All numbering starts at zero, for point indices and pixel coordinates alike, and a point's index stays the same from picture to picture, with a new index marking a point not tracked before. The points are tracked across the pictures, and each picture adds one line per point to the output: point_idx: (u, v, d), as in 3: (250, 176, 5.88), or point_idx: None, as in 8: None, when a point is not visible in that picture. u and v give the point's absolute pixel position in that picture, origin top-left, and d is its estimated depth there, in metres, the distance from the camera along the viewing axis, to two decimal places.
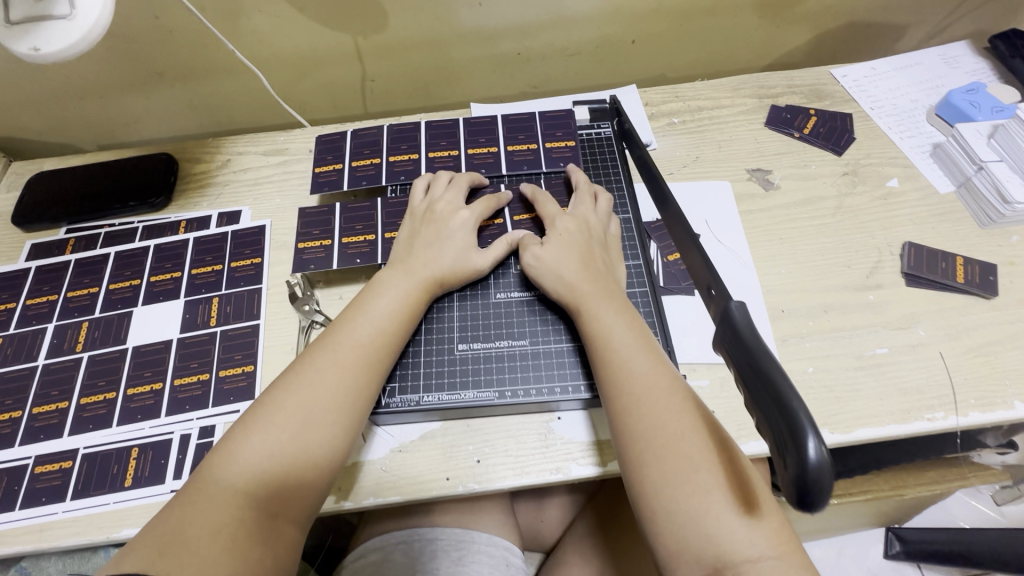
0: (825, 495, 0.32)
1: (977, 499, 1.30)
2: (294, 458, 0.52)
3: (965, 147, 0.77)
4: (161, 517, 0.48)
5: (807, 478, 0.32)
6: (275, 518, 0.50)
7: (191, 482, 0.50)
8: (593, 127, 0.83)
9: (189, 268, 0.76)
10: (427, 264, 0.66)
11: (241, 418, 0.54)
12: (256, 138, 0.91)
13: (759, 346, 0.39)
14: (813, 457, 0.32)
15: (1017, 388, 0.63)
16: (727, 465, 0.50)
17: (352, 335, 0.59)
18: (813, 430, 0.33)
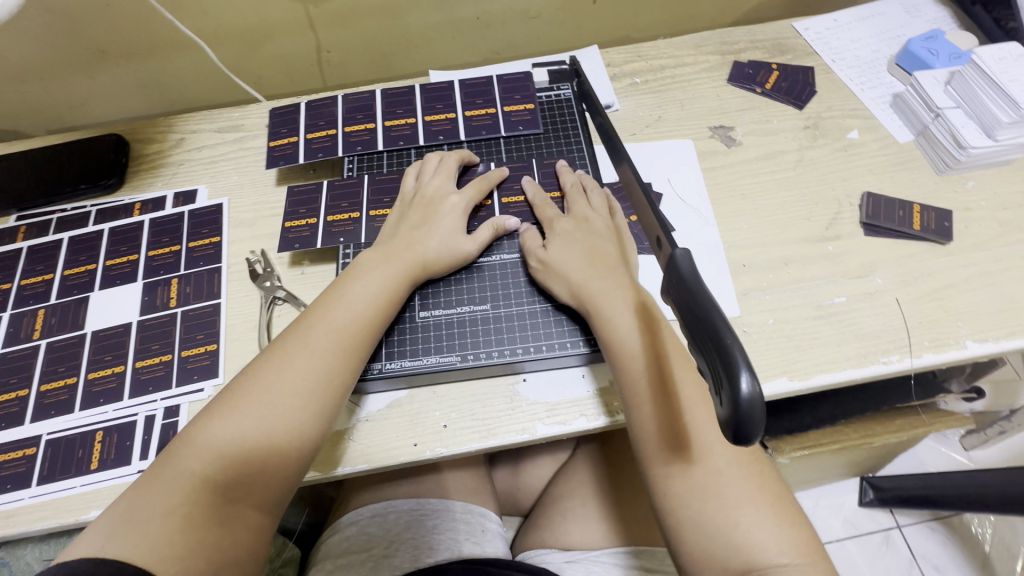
0: (758, 430, 0.33)
1: (948, 445, 1.35)
2: (256, 444, 0.52)
3: (922, 95, 0.77)
4: (124, 496, 0.48)
5: (740, 413, 0.33)
6: (236, 503, 0.50)
7: (160, 459, 0.51)
8: (553, 89, 0.82)
9: (146, 250, 0.75)
10: (415, 250, 0.64)
11: (210, 405, 0.54)
12: (210, 115, 0.88)
13: (700, 287, 0.39)
14: (746, 392, 0.33)
15: (969, 329, 0.64)
16: (748, 468, 0.52)
17: (323, 324, 0.58)
18: (747, 366, 0.34)
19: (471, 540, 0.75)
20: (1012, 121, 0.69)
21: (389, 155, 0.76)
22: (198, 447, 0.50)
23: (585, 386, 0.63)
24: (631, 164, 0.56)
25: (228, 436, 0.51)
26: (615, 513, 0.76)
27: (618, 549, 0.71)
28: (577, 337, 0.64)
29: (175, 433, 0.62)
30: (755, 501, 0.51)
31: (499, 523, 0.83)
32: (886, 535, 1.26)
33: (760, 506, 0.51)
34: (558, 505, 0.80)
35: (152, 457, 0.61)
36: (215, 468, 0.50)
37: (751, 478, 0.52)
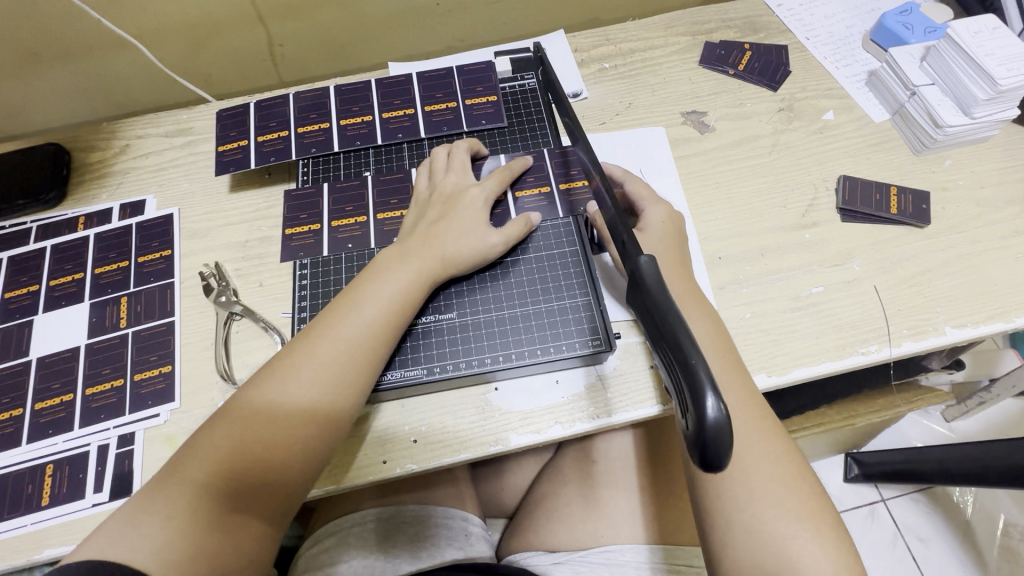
0: (727, 456, 0.31)
1: (929, 417, 1.32)
2: (258, 459, 0.50)
3: (897, 73, 0.74)
4: (130, 504, 0.48)
5: (707, 439, 0.31)
6: (240, 513, 0.49)
7: (172, 461, 0.50)
8: (517, 79, 0.78)
9: (93, 267, 0.71)
10: (437, 247, 0.60)
11: (215, 417, 0.52)
12: (157, 118, 0.83)
13: (665, 299, 0.36)
14: (712, 416, 0.31)
15: (948, 315, 0.63)
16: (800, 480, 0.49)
17: (333, 334, 0.54)
18: (713, 386, 0.31)
19: (454, 546, 0.74)
20: (988, 98, 0.67)
21: (347, 156, 0.73)
22: (204, 455, 0.49)
23: (559, 392, 0.61)
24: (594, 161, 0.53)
25: (233, 446, 0.49)
26: (601, 509, 0.71)
27: (605, 548, 0.67)
28: (549, 343, 0.61)
29: (131, 463, 0.59)
30: (808, 516, 0.47)
31: (483, 527, 0.81)
32: (871, 509, 1.26)
33: (816, 522, 0.47)
34: (543, 506, 0.76)
35: (106, 489, 0.58)
36: (218, 477, 0.49)
37: (804, 493, 0.48)
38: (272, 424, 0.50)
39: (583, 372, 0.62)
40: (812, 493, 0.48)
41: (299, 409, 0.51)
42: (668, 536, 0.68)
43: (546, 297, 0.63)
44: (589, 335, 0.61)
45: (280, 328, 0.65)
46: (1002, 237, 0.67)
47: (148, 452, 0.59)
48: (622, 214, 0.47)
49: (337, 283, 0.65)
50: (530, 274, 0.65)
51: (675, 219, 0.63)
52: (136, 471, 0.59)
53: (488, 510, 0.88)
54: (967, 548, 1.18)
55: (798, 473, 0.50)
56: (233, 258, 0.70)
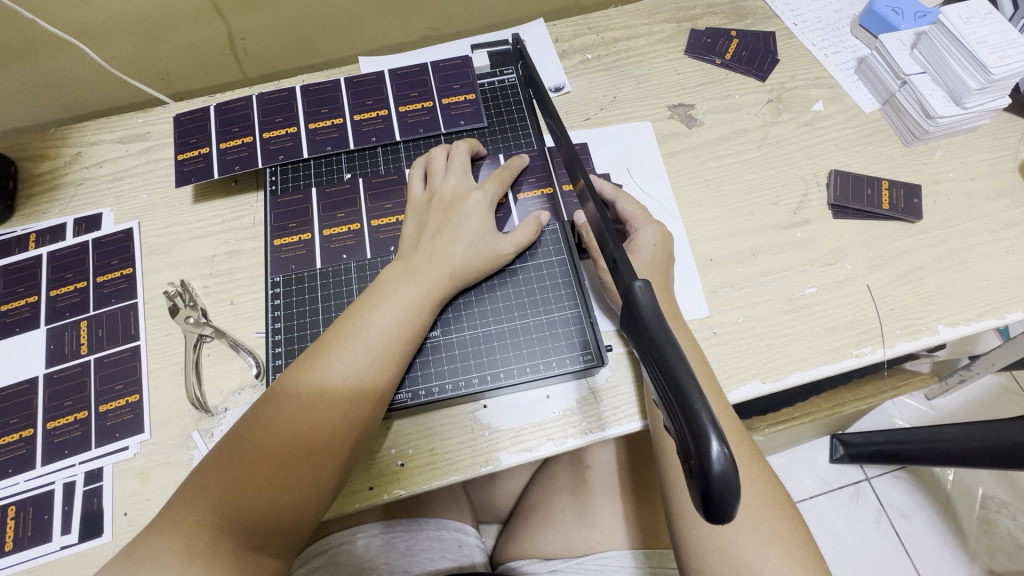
0: (733, 505, 0.30)
1: (911, 396, 1.28)
2: (275, 486, 0.47)
3: (888, 61, 0.72)
4: (136, 541, 0.45)
5: (713, 488, 0.29)
6: (256, 546, 0.46)
7: (176, 498, 0.47)
8: (496, 74, 0.74)
9: (47, 290, 0.66)
10: (436, 256, 0.57)
11: (227, 443, 0.49)
12: (110, 122, 0.76)
13: (663, 333, 0.35)
14: (716, 464, 0.29)
15: (940, 313, 0.62)
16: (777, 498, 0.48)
17: (346, 360, 0.51)
18: (716, 431, 0.30)
19: (447, 558, 0.68)
20: (981, 87, 0.65)
21: (317, 162, 0.68)
22: (213, 491, 0.46)
23: (550, 407, 0.59)
24: (580, 167, 0.50)
25: (246, 481, 0.47)
26: (594, 515, 0.69)
27: (601, 556, 0.65)
28: (538, 359, 0.59)
29: (99, 501, 0.56)
30: (785, 536, 0.46)
31: (477, 536, 0.75)
32: (856, 489, 1.19)
33: (788, 545, 0.46)
34: (536, 513, 0.74)
35: (74, 531, 0.54)
36: (233, 513, 0.46)
37: (782, 512, 0.48)
38: (288, 454, 0.48)
39: (574, 385, 0.59)
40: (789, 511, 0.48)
41: (316, 437, 0.49)
42: (660, 542, 0.66)
43: (534, 310, 0.61)
44: (579, 349, 0.59)
45: (254, 349, 0.62)
46: (992, 231, 0.66)
47: (118, 488, 0.56)
48: (610, 223, 0.45)
49: (312, 303, 0.61)
50: (517, 288, 0.62)
51: (666, 240, 0.61)
52: (105, 510, 0.55)
53: (479, 517, 0.84)
54: (948, 525, 1.14)
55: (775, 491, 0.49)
56: (200, 275, 0.66)
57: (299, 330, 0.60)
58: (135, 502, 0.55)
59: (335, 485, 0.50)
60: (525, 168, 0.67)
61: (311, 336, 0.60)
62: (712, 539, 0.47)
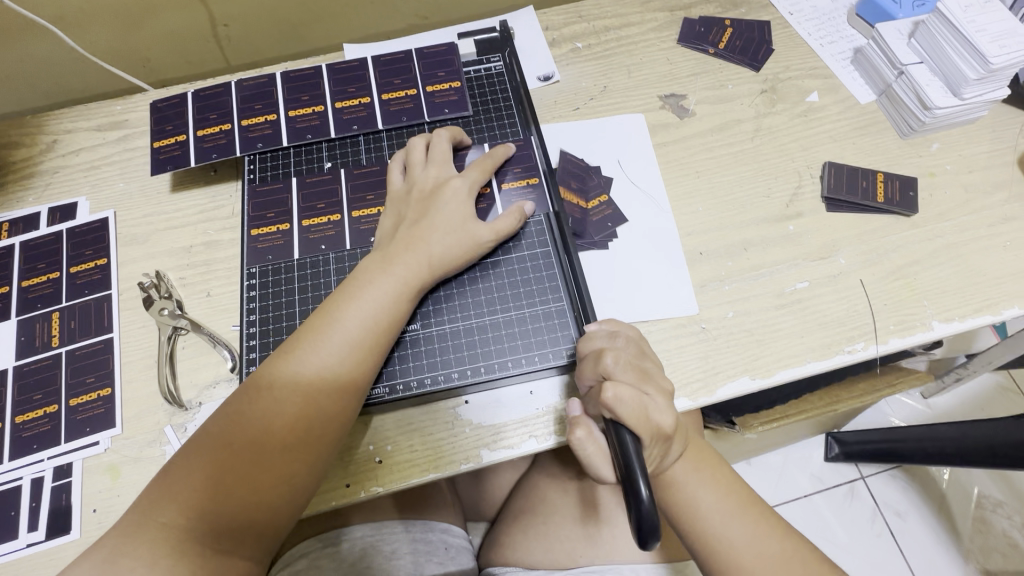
0: (655, 533, 0.40)
1: (908, 395, 1.26)
2: (248, 488, 0.46)
3: (885, 51, 0.70)
4: (101, 543, 0.43)
5: (640, 518, 0.40)
6: (228, 550, 0.44)
7: (144, 499, 0.45)
8: (483, 62, 0.72)
9: (19, 280, 0.64)
10: (414, 246, 0.55)
11: (197, 440, 0.48)
12: (87, 109, 0.74)
13: None
14: (642, 500, 0.40)
15: (935, 308, 0.61)
16: (748, 510, 0.51)
17: (323, 353, 0.50)
18: (644, 478, 0.41)
19: (434, 563, 0.66)
20: (979, 78, 0.64)
21: (296, 151, 0.67)
22: (183, 492, 0.44)
23: (534, 404, 0.57)
24: (562, 217, 0.61)
25: (218, 479, 0.45)
26: (580, 528, 0.68)
27: (587, 570, 0.63)
28: (521, 353, 0.57)
29: (68, 498, 0.54)
30: (761, 542, 0.50)
31: (464, 538, 0.74)
32: (850, 487, 1.17)
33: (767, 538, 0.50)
34: (520, 521, 0.72)
35: (42, 528, 0.53)
36: (205, 515, 0.44)
37: (754, 518, 0.51)
38: (263, 452, 0.47)
39: (558, 380, 0.58)
40: (760, 515, 0.51)
41: (293, 434, 0.47)
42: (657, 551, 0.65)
43: (517, 303, 0.59)
44: (563, 343, 0.58)
45: (230, 342, 0.60)
46: (989, 225, 0.65)
47: (87, 485, 0.54)
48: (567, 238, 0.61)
49: (289, 295, 0.60)
50: (500, 279, 0.60)
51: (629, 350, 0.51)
52: (74, 506, 0.53)
53: (465, 516, 0.82)
54: (944, 525, 1.12)
55: (744, 501, 0.52)
56: (176, 266, 0.64)
57: (275, 322, 0.58)
58: (104, 499, 0.54)
59: (312, 484, 0.49)
60: (509, 158, 0.65)
61: (288, 328, 0.58)
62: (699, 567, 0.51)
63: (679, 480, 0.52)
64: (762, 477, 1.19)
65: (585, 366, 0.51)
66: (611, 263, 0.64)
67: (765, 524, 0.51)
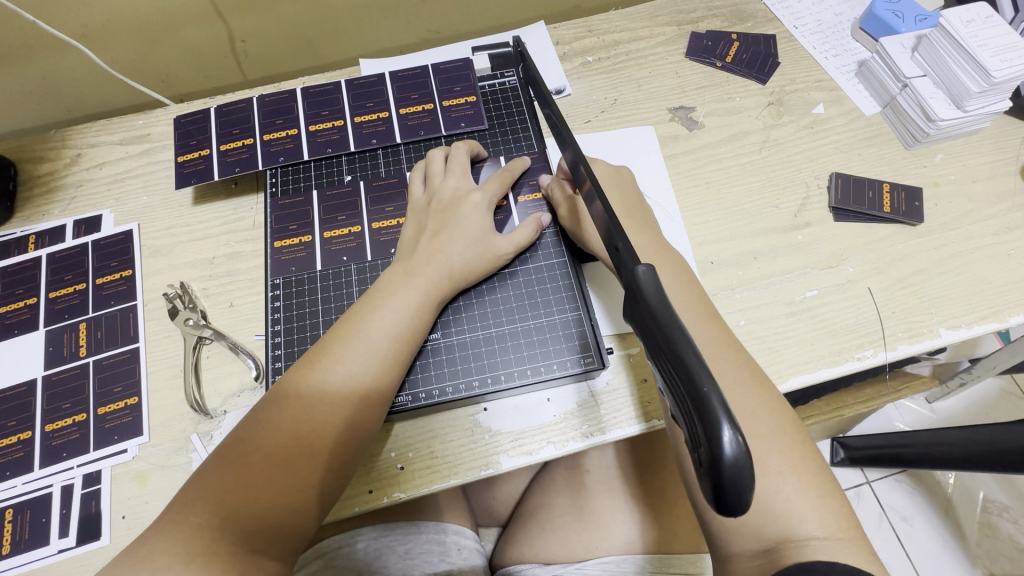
0: (746, 494, 0.29)
1: (912, 398, 1.27)
2: (279, 491, 0.47)
3: (888, 65, 0.72)
4: (136, 544, 0.44)
5: (724, 476, 0.29)
6: (259, 551, 0.45)
7: (178, 500, 0.46)
8: (497, 77, 0.74)
9: (47, 291, 0.66)
10: (437, 259, 0.57)
11: (229, 446, 0.49)
12: (110, 124, 0.76)
13: (666, 313, 0.34)
14: (728, 451, 0.28)
15: (942, 316, 0.62)
16: (824, 489, 0.45)
17: (349, 361, 0.51)
18: (728, 417, 0.29)
19: (446, 562, 0.68)
20: (982, 90, 0.65)
21: (317, 164, 0.68)
22: (216, 494, 0.46)
23: (551, 411, 0.58)
24: (586, 166, 0.48)
25: (250, 483, 0.47)
26: (593, 520, 0.69)
27: (600, 560, 0.65)
28: (538, 363, 0.59)
29: (97, 505, 0.55)
30: (827, 527, 0.43)
31: (475, 537, 0.75)
32: (856, 492, 1.19)
33: (803, 473, 0.45)
34: (535, 517, 0.73)
35: (72, 534, 0.54)
36: (237, 515, 0.45)
37: (827, 507, 0.44)
38: (291, 456, 0.48)
39: (574, 389, 0.59)
40: (835, 504, 0.44)
41: (320, 439, 0.49)
42: (672, 545, 0.66)
43: (534, 313, 0.61)
44: (579, 352, 0.59)
45: (253, 351, 0.61)
46: (993, 233, 0.66)
47: (116, 492, 0.56)
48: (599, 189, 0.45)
49: (312, 305, 0.61)
50: (517, 289, 0.62)
51: None
52: (103, 513, 0.55)
53: (479, 520, 0.83)
54: (950, 528, 1.13)
55: (822, 481, 0.45)
56: (199, 277, 0.66)
57: (298, 333, 0.60)
58: (133, 506, 0.55)
59: (338, 488, 0.50)
60: (525, 171, 0.67)
61: (311, 338, 0.60)
62: (747, 533, 0.44)
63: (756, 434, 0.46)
64: None
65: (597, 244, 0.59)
66: None
67: (841, 516, 0.44)
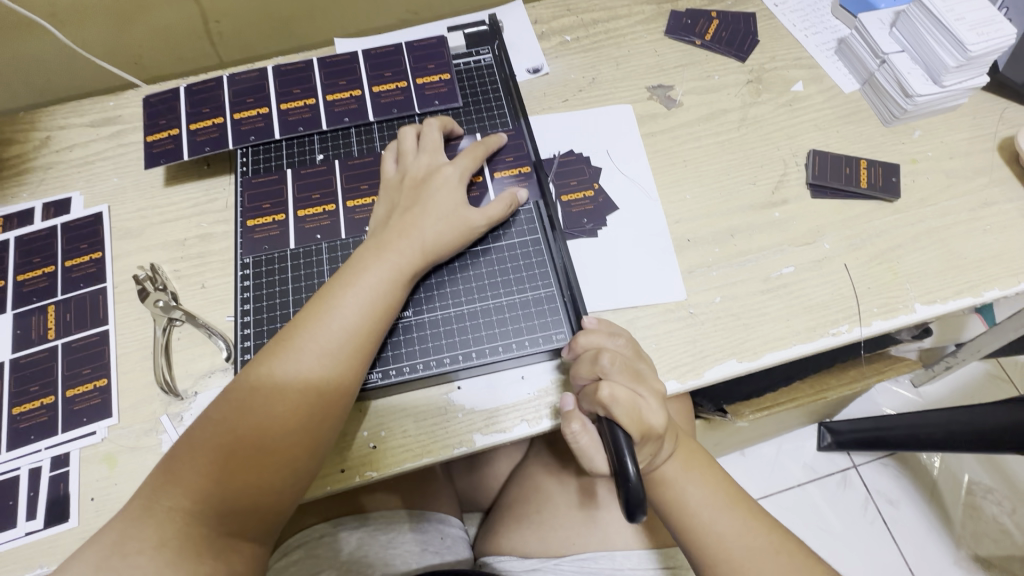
0: None
1: (899, 384, 1.28)
2: (251, 470, 0.47)
3: (867, 40, 0.71)
4: (107, 525, 0.44)
5: None
6: (232, 534, 0.46)
7: (149, 483, 0.46)
8: (472, 54, 0.73)
9: (15, 274, 0.65)
10: (406, 234, 0.56)
11: (200, 426, 0.48)
12: (80, 105, 0.75)
13: None
14: None
15: (918, 291, 0.62)
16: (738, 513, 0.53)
17: (320, 339, 0.50)
18: None
19: (430, 552, 0.67)
20: (958, 65, 0.65)
21: (289, 143, 0.67)
22: (187, 477, 0.46)
23: (525, 388, 0.58)
24: None
25: (221, 466, 0.46)
26: (574, 512, 0.68)
27: (580, 556, 0.64)
28: (511, 339, 0.58)
29: (66, 487, 0.54)
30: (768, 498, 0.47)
31: (462, 530, 0.75)
32: (843, 476, 1.19)
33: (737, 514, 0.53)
34: (515, 510, 0.72)
35: (40, 517, 0.53)
36: (209, 497, 0.45)
37: None
38: (264, 437, 0.47)
39: (548, 365, 0.59)
40: None
41: (293, 419, 0.48)
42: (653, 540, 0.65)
43: (508, 290, 0.60)
44: (552, 327, 0.59)
45: (225, 332, 0.61)
46: (970, 209, 0.66)
47: (84, 474, 0.55)
48: None
49: (283, 285, 0.60)
50: (491, 266, 0.61)
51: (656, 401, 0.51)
52: (72, 495, 0.54)
53: (464, 506, 0.83)
54: (935, 510, 1.14)
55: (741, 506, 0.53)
56: (170, 258, 0.65)
57: (269, 312, 0.59)
58: (102, 488, 0.54)
59: (314, 468, 0.50)
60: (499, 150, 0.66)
61: (282, 317, 0.59)
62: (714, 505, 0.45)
63: (670, 479, 0.54)
64: (755, 467, 1.20)
65: (580, 366, 0.52)
66: (602, 250, 0.65)
67: None
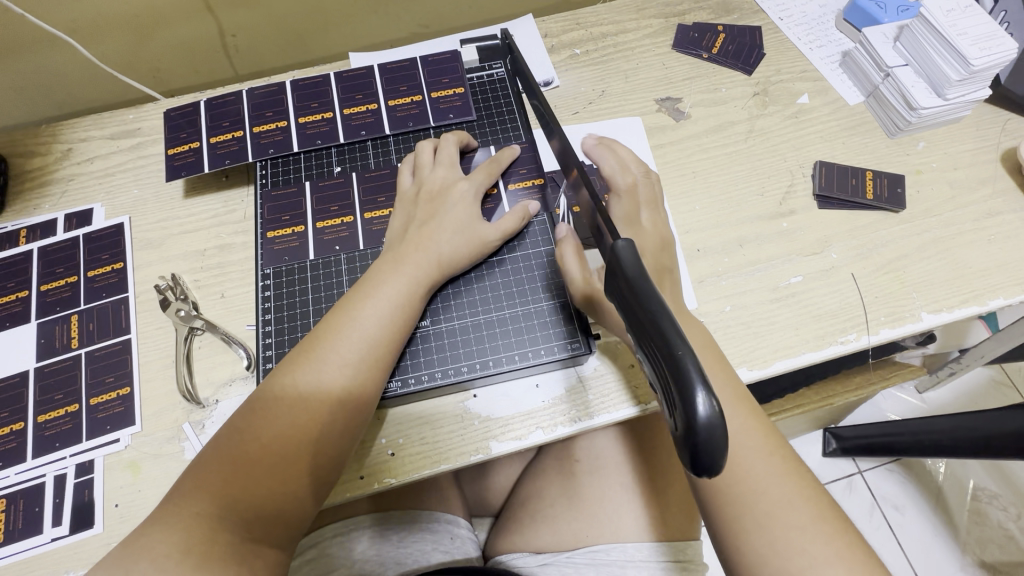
0: (720, 457, 0.30)
1: (903, 390, 1.29)
2: (275, 476, 0.47)
3: (872, 54, 0.73)
4: (133, 534, 0.45)
5: (699, 438, 0.30)
6: (257, 540, 0.46)
7: (174, 493, 0.47)
8: (485, 69, 0.75)
9: (38, 284, 0.66)
10: (424, 246, 0.58)
11: (225, 434, 0.49)
12: (100, 118, 0.76)
13: (646, 288, 0.35)
14: (702, 414, 0.30)
15: (924, 300, 0.63)
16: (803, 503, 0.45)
17: (342, 351, 0.52)
18: (703, 384, 0.31)
19: (440, 551, 0.68)
20: (961, 79, 0.67)
21: (307, 156, 0.69)
22: (211, 485, 0.46)
23: (539, 396, 0.59)
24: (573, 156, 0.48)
25: (245, 472, 0.47)
26: (585, 507, 0.69)
27: (591, 548, 0.65)
28: (526, 347, 0.60)
29: (91, 493, 0.56)
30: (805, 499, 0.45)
31: (469, 527, 0.76)
32: (849, 482, 1.20)
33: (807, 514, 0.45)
34: (527, 507, 0.74)
35: (65, 523, 0.54)
36: (233, 504, 0.46)
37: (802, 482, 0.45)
38: (287, 443, 0.48)
39: (562, 374, 0.60)
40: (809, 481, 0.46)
41: (314, 426, 0.49)
42: (666, 534, 0.66)
43: (523, 299, 0.62)
44: (566, 337, 0.60)
45: (245, 341, 0.62)
46: (974, 219, 0.67)
47: (109, 481, 0.56)
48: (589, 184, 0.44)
49: (303, 295, 0.62)
50: (506, 277, 0.62)
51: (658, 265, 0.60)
52: (96, 502, 0.55)
53: (473, 510, 0.84)
54: (941, 516, 1.15)
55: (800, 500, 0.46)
56: (191, 269, 0.66)
57: (289, 322, 0.60)
58: (126, 494, 0.55)
59: (335, 473, 0.51)
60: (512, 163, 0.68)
61: (302, 326, 0.60)
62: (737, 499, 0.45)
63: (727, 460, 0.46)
64: None
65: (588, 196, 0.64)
66: None
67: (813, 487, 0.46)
